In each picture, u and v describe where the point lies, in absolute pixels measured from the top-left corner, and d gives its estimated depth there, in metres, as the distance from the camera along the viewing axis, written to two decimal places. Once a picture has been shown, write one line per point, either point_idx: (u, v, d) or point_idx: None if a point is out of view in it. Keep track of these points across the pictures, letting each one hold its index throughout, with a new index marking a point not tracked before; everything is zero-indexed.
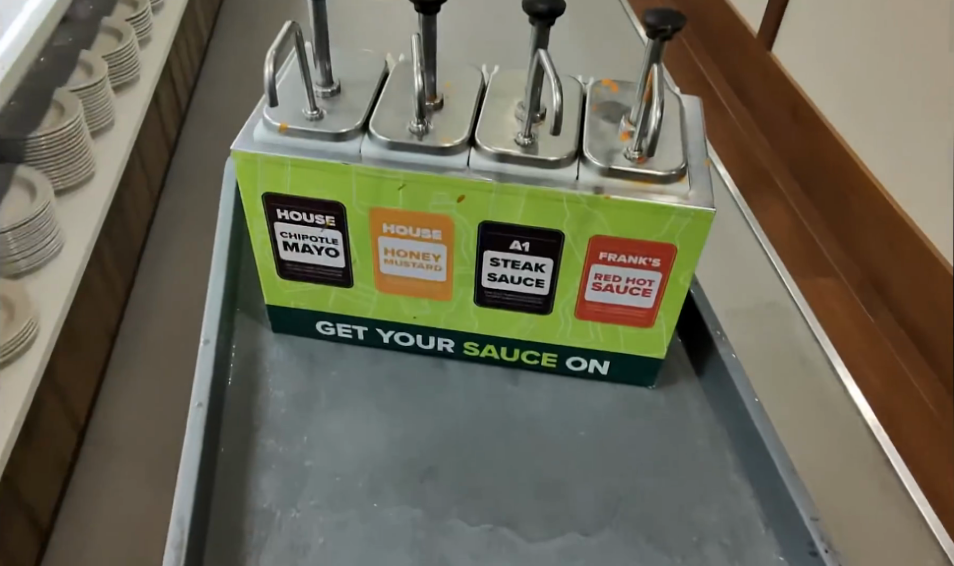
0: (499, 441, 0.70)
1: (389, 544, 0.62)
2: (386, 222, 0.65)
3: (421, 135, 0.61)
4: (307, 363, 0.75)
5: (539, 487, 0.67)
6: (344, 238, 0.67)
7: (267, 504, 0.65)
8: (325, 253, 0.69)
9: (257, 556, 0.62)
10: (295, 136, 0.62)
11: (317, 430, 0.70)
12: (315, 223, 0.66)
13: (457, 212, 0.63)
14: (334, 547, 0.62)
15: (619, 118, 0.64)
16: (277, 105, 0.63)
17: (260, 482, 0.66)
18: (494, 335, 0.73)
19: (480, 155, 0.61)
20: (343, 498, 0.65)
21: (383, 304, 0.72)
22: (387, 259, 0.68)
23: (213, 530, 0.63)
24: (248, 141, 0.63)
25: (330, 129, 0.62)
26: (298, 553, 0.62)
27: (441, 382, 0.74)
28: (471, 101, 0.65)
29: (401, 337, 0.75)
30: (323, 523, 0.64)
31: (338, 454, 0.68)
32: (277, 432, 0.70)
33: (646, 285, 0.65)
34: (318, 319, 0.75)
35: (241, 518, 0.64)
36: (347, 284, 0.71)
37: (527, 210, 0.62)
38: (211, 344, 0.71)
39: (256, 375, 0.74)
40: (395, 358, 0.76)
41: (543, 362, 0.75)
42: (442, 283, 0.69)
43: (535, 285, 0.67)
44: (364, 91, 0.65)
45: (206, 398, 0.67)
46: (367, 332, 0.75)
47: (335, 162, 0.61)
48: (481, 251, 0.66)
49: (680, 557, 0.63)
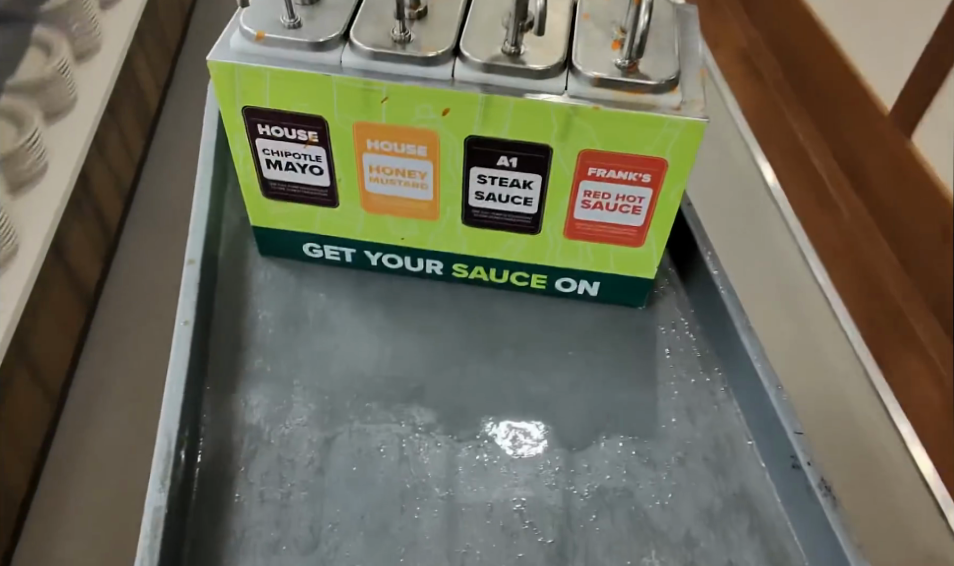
0: (486, 361, 0.70)
1: (377, 458, 0.63)
2: (371, 137, 0.63)
3: (404, 44, 0.59)
4: (295, 284, 0.75)
5: (526, 404, 0.67)
6: (328, 155, 0.65)
7: (256, 420, 0.65)
8: (309, 171, 0.67)
9: (246, 470, 0.62)
10: (273, 46, 0.60)
11: (305, 350, 0.70)
12: (298, 138, 0.65)
13: (443, 126, 0.61)
14: (322, 461, 0.63)
15: (611, 26, 0.61)
16: (254, 13, 0.60)
17: (249, 399, 0.67)
18: (482, 256, 0.72)
19: (465, 65, 0.59)
20: (331, 415, 0.66)
21: (370, 224, 0.71)
22: (373, 177, 0.67)
23: (203, 446, 0.64)
24: (225, 52, 0.60)
25: (309, 38, 0.59)
26: (287, 467, 0.63)
27: (431, 303, 0.74)
28: (457, 8, 0.62)
29: (389, 259, 0.74)
30: (311, 439, 0.64)
31: (326, 373, 0.68)
32: (265, 351, 0.70)
33: (637, 203, 0.64)
34: (305, 241, 0.74)
35: (230, 434, 0.64)
36: (333, 204, 0.70)
37: (514, 124, 0.60)
38: (196, 264, 0.70)
39: (244, 297, 0.73)
40: (383, 280, 0.76)
41: (532, 283, 0.74)
42: (429, 202, 0.68)
43: (524, 203, 0.66)
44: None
45: (193, 316, 0.67)
46: (355, 254, 0.74)
47: (317, 73, 0.59)
48: (469, 168, 0.64)
49: (665, 471, 0.63)
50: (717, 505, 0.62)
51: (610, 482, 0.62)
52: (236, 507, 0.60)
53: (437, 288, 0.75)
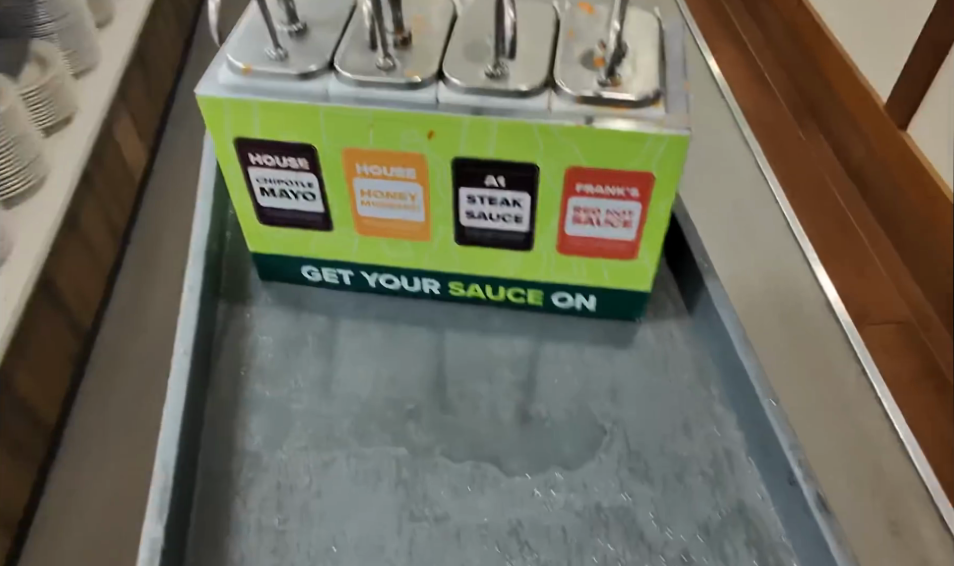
0: (607, 407, 0.64)
1: (375, 485, 0.60)
2: (359, 162, 0.61)
3: (501, 78, 0.56)
4: (294, 313, 0.71)
5: (651, 457, 0.61)
6: (320, 183, 0.63)
7: (356, 475, 0.60)
8: (303, 199, 0.65)
9: (342, 542, 0.57)
10: (261, 77, 0.58)
11: (407, 397, 0.65)
12: (388, 173, 0.61)
13: (543, 156, 0.57)
14: (445, 529, 0.57)
15: (593, 44, 0.58)
16: (344, 54, 0.58)
17: (344, 461, 0.61)
18: (576, 285, 0.67)
19: (445, 91, 0.56)
20: (436, 469, 0.61)
21: (466, 259, 0.66)
22: (469, 210, 0.62)
23: (284, 513, 0.59)
24: (311, 91, 0.58)
25: (404, 77, 0.56)
26: (392, 535, 0.57)
27: (479, 327, 0.70)
28: (439, 36, 0.60)
29: (388, 281, 0.71)
30: (441, 495, 0.59)
31: (430, 422, 0.63)
32: (265, 378, 0.67)
33: (628, 217, 0.60)
34: (381, 273, 0.70)
35: (323, 496, 0.59)
36: (424, 240, 0.66)
37: (498, 142, 0.56)
38: (271, 307, 0.65)
39: (243, 325, 0.71)
40: (381, 303, 0.72)
41: (627, 312, 0.69)
42: (527, 234, 0.63)
43: (620, 228, 0.61)
44: (328, 27, 0.61)
45: (192, 344, 0.65)
46: (354, 278, 0.71)
47: (304, 103, 0.57)
48: (457, 188, 0.61)
49: (817, 532, 0.56)
50: (695, 539, 0.57)
51: (606, 501, 0.59)
52: (234, 531, 0.58)
53: (483, 312, 0.71)
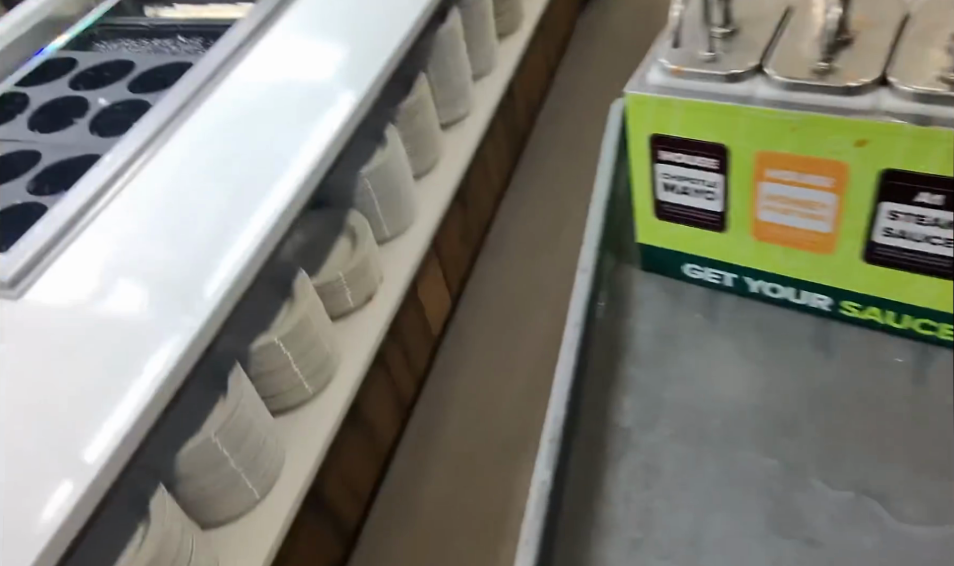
0: (879, 412, 0.64)
1: (748, 486, 0.63)
2: (772, 167, 0.63)
3: (824, 74, 0.58)
4: (672, 300, 0.77)
5: (922, 467, 0.61)
6: (724, 183, 0.67)
7: (627, 423, 0.70)
8: (703, 196, 0.69)
9: (615, 467, 0.67)
10: (691, 78, 0.64)
11: (681, 365, 0.72)
12: (697, 165, 0.67)
13: (856, 157, 0.58)
14: (687, 477, 0.65)
15: None
16: (675, 48, 0.66)
17: (624, 402, 0.72)
18: (880, 298, 0.66)
19: (890, 96, 0.56)
20: (698, 434, 0.67)
21: (757, 252, 0.70)
22: (768, 204, 0.66)
23: (579, 436, 0.70)
24: (643, 85, 0.67)
25: (723, 71, 0.62)
26: (652, 474, 0.66)
27: (768, 325, 0.73)
28: (889, 33, 0.60)
29: (771, 289, 0.72)
30: (677, 453, 0.67)
31: (698, 389, 0.70)
32: (640, 361, 0.74)
33: None
34: (686, 261, 0.76)
35: (604, 429, 0.70)
36: (721, 230, 0.70)
37: (942, 158, 0.55)
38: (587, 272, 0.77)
39: (625, 309, 0.78)
40: (764, 311, 0.74)
41: (938, 332, 0.66)
42: (827, 234, 0.64)
43: (943, 245, 0.59)
44: (762, 28, 0.64)
45: (581, 318, 0.74)
46: (736, 280, 0.74)
47: (731, 105, 0.62)
48: (877, 203, 0.60)
49: None
50: None
51: None
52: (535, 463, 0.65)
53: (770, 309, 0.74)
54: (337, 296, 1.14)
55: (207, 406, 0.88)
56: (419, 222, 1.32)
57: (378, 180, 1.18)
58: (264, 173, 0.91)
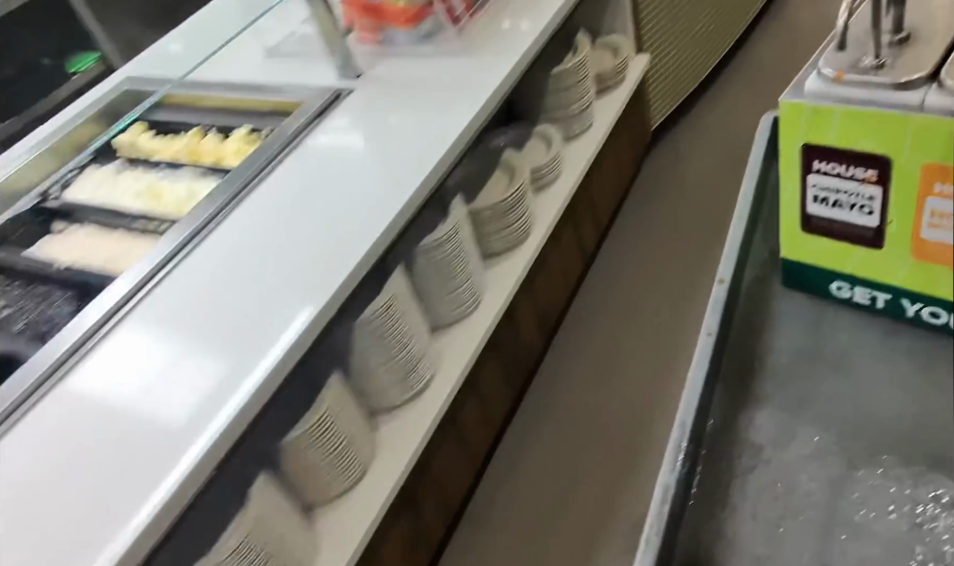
0: None
1: (884, 512, 0.62)
2: (940, 179, 0.59)
3: None
4: (815, 319, 0.74)
5: None
6: (883, 196, 0.63)
7: (760, 439, 0.69)
8: (858, 210, 0.65)
9: (744, 484, 0.67)
10: (851, 85, 0.61)
11: (819, 384, 0.69)
12: (854, 177, 0.64)
13: None
14: (822, 499, 0.63)
15: None
16: (835, 56, 0.63)
17: (756, 417, 0.70)
18: None
19: None
20: (838, 456, 0.65)
21: (918, 272, 0.65)
22: (933, 222, 0.61)
23: (707, 449, 0.70)
24: (799, 93, 0.65)
25: (891, 78, 0.59)
26: (786, 492, 0.65)
27: (924, 352, 0.68)
28: None
29: (931, 314, 0.67)
30: (814, 474, 0.65)
31: (836, 407, 0.67)
32: (776, 378, 0.72)
33: None
34: (836, 279, 0.72)
35: (735, 444, 0.69)
36: (876, 247, 0.66)
37: None
38: (725, 284, 0.76)
39: (765, 325, 0.76)
40: (920, 337, 0.69)
41: None
42: None
43: None
44: (932, 38, 0.62)
45: (716, 328, 0.74)
46: (890, 301, 0.69)
47: (896, 114, 0.59)
48: None
49: None
50: None
51: None
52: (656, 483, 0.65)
53: (930, 336, 0.69)
54: (320, 489, 1.37)
55: (225, 516, 1.25)
56: (441, 374, 1.61)
57: (373, 329, 1.41)
58: (241, 348, 1.19)
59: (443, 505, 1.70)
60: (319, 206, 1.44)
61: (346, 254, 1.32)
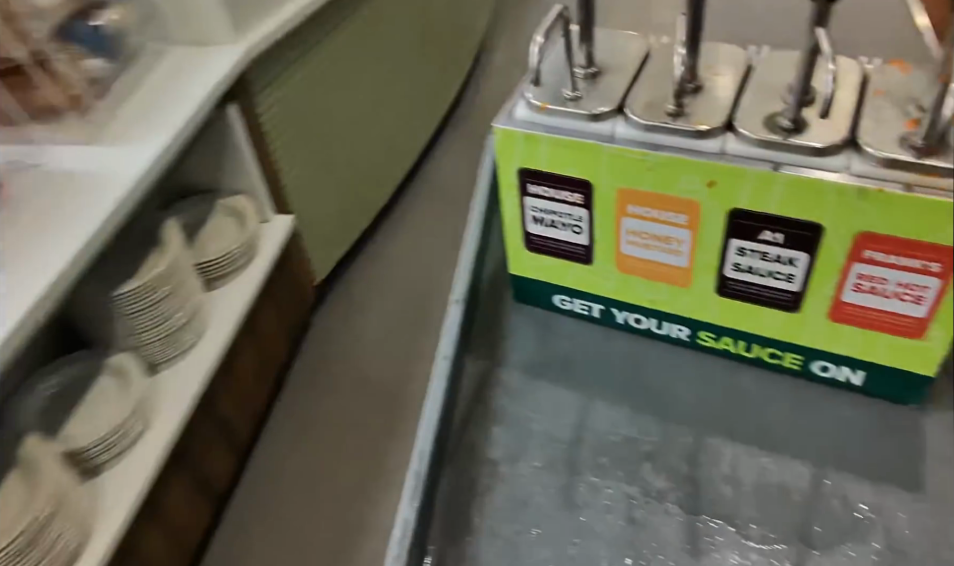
0: (728, 442, 0.68)
1: (606, 514, 0.64)
2: (632, 203, 0.65)
3: (675, 117, 0.61)
4: (542, 331, 0.79)
5: (770, 492, 0.65)
6: (589, 218, 0.69)
7: (496, 456, 0.69)
8: (570, 230, 0.71)
9: (482, 503, 0.66)
10: (554, 115, 0.64)
11: (547, 398, 0.73)
12: (564, 200, 0.69)
13: (707, 197, 0.61)
14: (553, 510, 0.65)
15: (906, 102, 0.58)
16: (538, 85, 0.66)
17: (492, 434, 0.71)
18: (733, 328, 0.70)
19: (736, 144, 0.59)
20: (566, 465, 0.68)
21: (621, 285, 0.73)
22: (630, 240, 0.68)
23: (447, 470, 0.69)
24: (510, 119, 0.66)
25: (586, 109, 0.63)
26: (520, 507, 0.66)
27: (632, 356, 0.76)
28: (731, 86, 0.63)
29: (635, 319, 0.76)
30: (546, 486, 0.67)
31: (563, 420, 0.71)
32: (510, 393, 0.74)
33: (919, 293, 0.59)
34: (557, 294, 0.78)
35: (473, 463, 0.69)
36: (587, 262, 0.73)
37: (783, 200, 0.58)
38: (459, 302, 0.77)
39: (497, 342, 0.78)
40: (630, 341, 0.77)
41: (784, 362, 0.71)
42: (684, 268, 0.68)
43: (785, 280, 0.64)
44: (620, 72, 0.66)
45: (452, 350, 0.73)
46: (603, 311, 0.77)
47: (590, 143, 0.63)
48: (728, 239, 0.63)
49: None
50: None
51: None
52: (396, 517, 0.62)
53: (638, 339, 0.77)
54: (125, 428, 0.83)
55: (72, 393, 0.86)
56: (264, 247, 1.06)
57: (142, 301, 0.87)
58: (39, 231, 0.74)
59: (225, 423, 0.99)
60: (142, 83, 0.93)
61: (149, 124, 0.86)
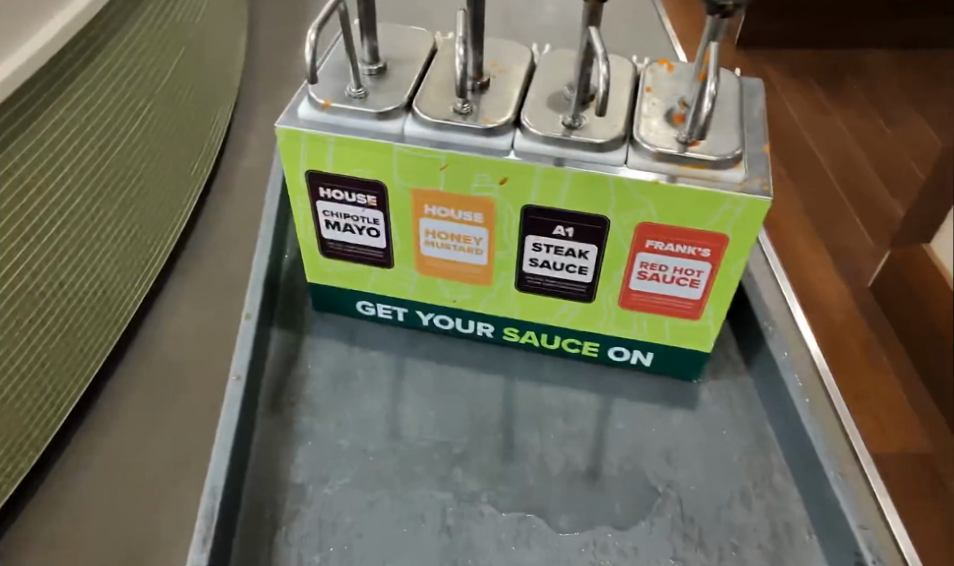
0: (534, 433, 0.69)
1: (416, 525, 0.63)
2: (427, 203, 0.64)
3: (465, 115, 0.60)
4: (347, 340, 0.76)
5: (574, 478, 0.66)
6: (385, 220, 0.66)
7: (300, 479, 0.65)
8: (366, 233, 0.68)
9: (287, 531, 0.62)
10: (339, 113, 0.61)
11: (353, 409, 0.70)
12: (357, 202, 0.66)
13: (500, 194, 0.61)
14: (363, 527, 0.62)
15: (673, 99, 0.62)
16: (322, 83, 0.62)
17: (295, 456, 0.67)
18: (534, 322, 0.72)
19: (523, 140, 0.59)
20: (375, 478, 0.65)
21: (423, 286, 0.71)
22: (428, 240, 0.67)
23: (247, 501, 0.64)
24: (293, 119, 0.62)
25: (373, 108, 0.60)
26: (327, 530, 0.62)
27: (439, 358, 0.75)
28: (517, 83, 0.64)
29: (441, 320, 0.75)
30: (354, 502, 0.64)
31: (370, 432, 0.69)
32: (314, 409, 0.70)
33: (694, 276, 0.63)
34: (359, 300, 0.75)
35: (275, 489, 0.65)
36: (387, 266, 0.71)
37: (570, 195, 0.60)
38: (252, 318, 0.72)
39: (298, 357, 0.74)
40: (436, 342, 0.76)
41: (583, 351, 0.73)
42: (483, 267, 0.68)
43: (578, 272, 0.66)
44: (406, 70, 0.64)
45: (245, 371, 0.68)
46: (407, 314, 0.75)
47: (380, 143, 0.60)
48: (523, 236, 0.64)
49: (716, 557, 0.61)
50: None
51: None
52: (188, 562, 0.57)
53: (444, 341, 0.76)
54: None
55: None
56: None
57: None
58: None
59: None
60: None
61: None
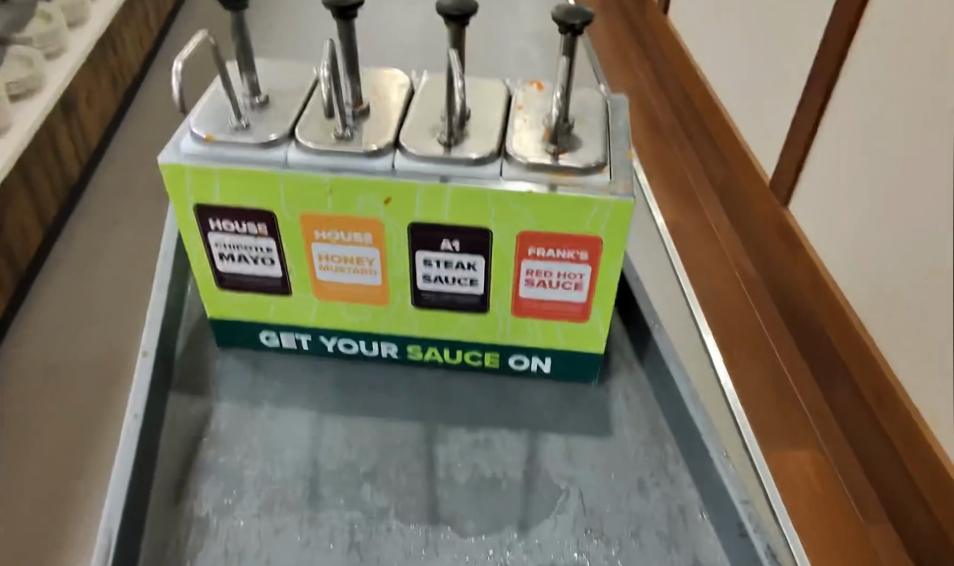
0: (439, 444, 0.71)
1: (325, 546, 0.63)
2: (318, 227, 0.66)
3: (347, 140, 0.63)
4: (251, 372, 0.76)
5: (479, 483, 0.68)
6: (278, 246, 0.68)
7: (204, 512, 0.65)
8: (261, 262, 0.69)
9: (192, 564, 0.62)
10: (221, 145, 0.63)
11: (259, 438, 0.70)
12: (248, 232, 0.67)
13: (386, 214, 0.64)
14: (271, 554, 0.62)
15: (542, 115, 0.66)
16: (204, 117, 0.64)
17: (201, 490, 0.66)
18: (434, 338, 0.74)
19: (402, 160, 0.62)
20: (281, 504, 0.66)
21: (324, 310, 0.73)
22: (322, 264, 0.69)
23: (148, 539, 0.63)
24: (175, 154, 0.63)
25: (256, 137, 0.63)
26: (233, 560, 0.62)
27: (346, 381, 0.76)
28: (397, 107, 0.67)
29: (345, 344, 0.76)
30: (260, 530, 0.64)
31: (277, 460, 0.69)
32: (219, 442, 0.70)
33: (577, 279, 0.67)
34: (261, 330, 0.76)
35: (178, 524, 0.64)
36: (285, 293, 0.72)
37: (452, 209, 0.62)
38: (149, 356, 0.71)
39: (201, 394, 0.74)
40: (342, 366, 0.77)
41: (485, 362, 0.76)
42: (379, 286, 0.70)
43: (470, 284, 0.68)
44: (288, 101, 0.67)
45: (143, 407, 0.67)
46: (311, 341, 0.76)
47: (262, 170, 0.62)
48: (413, 253, 0.66)
49: (616, 547, 0.64)
50: None
51: (562, 560, 0.63)
52: None
53: (350, 364, 0.77)
54: None
55: None
56: None
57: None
58: None
59: None
60: None
61: None
